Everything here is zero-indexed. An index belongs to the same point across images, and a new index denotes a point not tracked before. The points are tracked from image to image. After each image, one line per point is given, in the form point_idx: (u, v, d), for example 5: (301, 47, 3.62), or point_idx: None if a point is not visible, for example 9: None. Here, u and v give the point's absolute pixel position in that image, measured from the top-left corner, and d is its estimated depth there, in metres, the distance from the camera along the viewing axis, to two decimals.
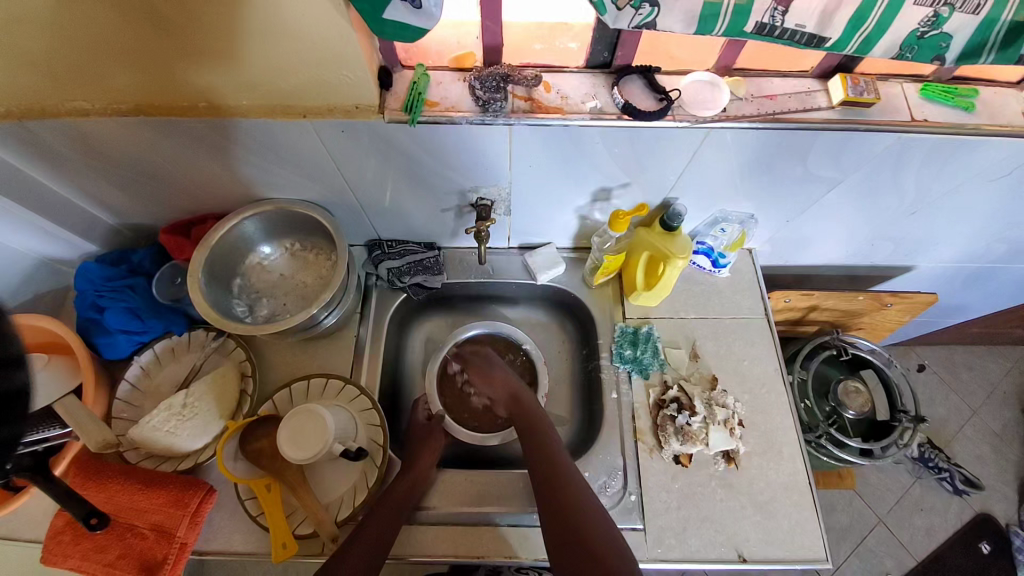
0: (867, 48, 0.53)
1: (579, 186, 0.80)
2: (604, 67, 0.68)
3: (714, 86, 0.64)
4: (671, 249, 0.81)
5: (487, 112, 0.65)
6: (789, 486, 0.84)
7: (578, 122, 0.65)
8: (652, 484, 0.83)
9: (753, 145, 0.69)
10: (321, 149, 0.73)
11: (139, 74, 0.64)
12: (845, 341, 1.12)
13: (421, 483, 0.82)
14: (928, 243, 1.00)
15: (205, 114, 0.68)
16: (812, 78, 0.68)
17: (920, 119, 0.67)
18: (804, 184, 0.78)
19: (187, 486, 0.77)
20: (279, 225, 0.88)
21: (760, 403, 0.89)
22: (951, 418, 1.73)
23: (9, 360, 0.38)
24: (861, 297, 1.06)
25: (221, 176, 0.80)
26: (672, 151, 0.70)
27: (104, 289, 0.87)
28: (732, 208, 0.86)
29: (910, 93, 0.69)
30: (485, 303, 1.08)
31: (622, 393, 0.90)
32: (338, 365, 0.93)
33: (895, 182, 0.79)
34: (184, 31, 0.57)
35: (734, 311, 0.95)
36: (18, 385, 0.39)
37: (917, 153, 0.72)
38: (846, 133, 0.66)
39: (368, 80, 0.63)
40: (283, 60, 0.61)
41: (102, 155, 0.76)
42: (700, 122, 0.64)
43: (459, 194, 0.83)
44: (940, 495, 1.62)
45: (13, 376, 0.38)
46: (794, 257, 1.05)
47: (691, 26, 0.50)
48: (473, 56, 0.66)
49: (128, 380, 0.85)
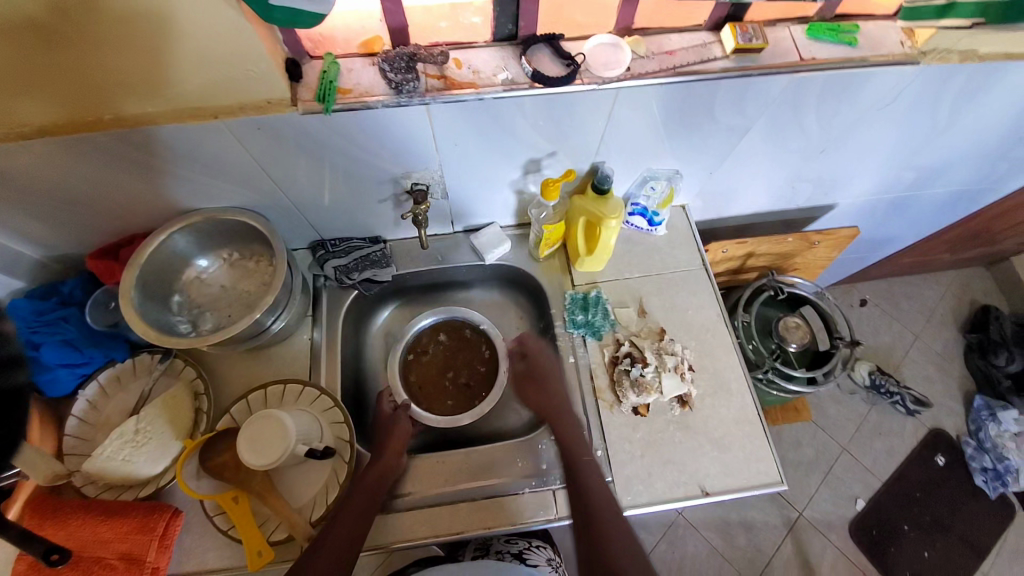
0: None
1: (509, 160, 0.81)
2: (510, 39, 0.69)
3: (617, 47, 0.68)
4: (604, 211, 0.85)
5: (401, 94, 0.65)
6: (740, 419, 0.89)
7: (492, 95, 0.66)
8: (616, 437, 0.87)
9: (662, 101, 0.73)
10: (241, 151, 0.72)
11: (35, 93, 0.61)
12: (779, 282, 1.18)
13: (391, 471, 0.83)
14: (845, 179, 1.08)
15: (113, 127, 0.66)
16: (705, 31, 0.72)
17: (809, 58, 0.72)
18: (719, 135, 0.83)
19: (151, 511, 0.76)
20: (212, 236, 0.86)
21: (707, 347, 0.94)
22: (897, 345, 1.87)
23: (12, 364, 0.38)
24: (792, 238, 1.13)
25: (143, 192, 0.78)
26: (587, 115, 0.73)
27: (38, 324, 0.83)
28: (658, 166, 0.90)
29: (798, 35, 0.74)
30: (439, 291, 1.09)
31: (579, 356, 0.94)
32: (294, 370, 0.92)
33: (800, 123, 0.84)
34: (72, 40, 0.55)
35: (674, 265, 1.00)
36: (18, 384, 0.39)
37: (813, 93, 0.77)
38: (743, 79, 0.70)
39: (275, 74, 0.63)
40: (184, 61, 0.59)
41: (10, 184, 0.72)
42: (605, 84, 0.67)
43: (392, 182, 0.83)
44: (893, 417, 1.75)
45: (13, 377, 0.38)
46: (727, 209, 1.11)
47: None
48: (380, 39, 0.67)
49: (75, 415, 0.82)
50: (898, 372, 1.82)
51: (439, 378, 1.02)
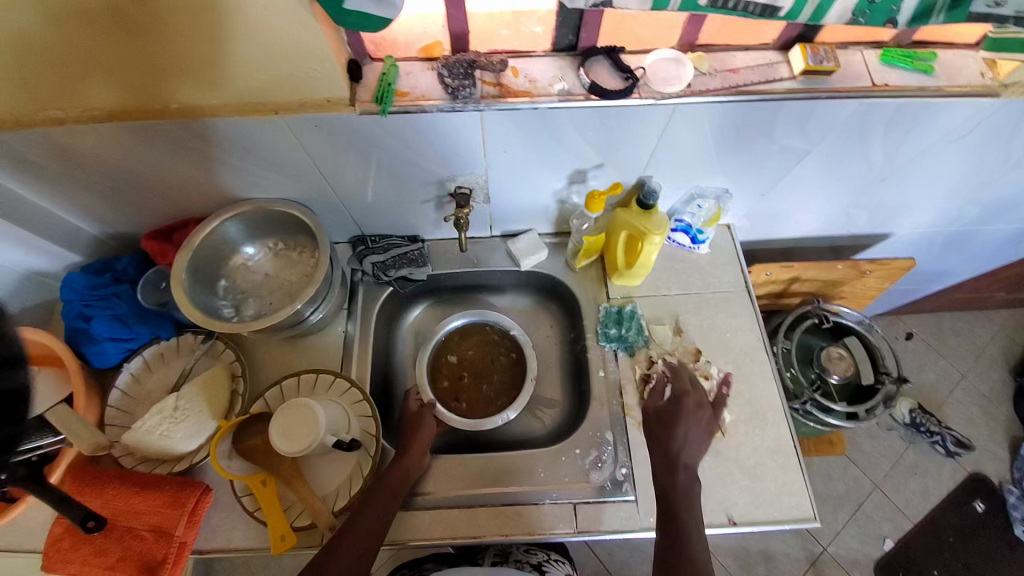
0: (820, 14, 0.55)
1: (556, 170, 0.81)
2: (569, 50, 0.69)
3: (678, 63, 0.66)
4: (648, 227, 0.82)
5: (456, 99, 0.66)
6: (774, 450, 0.86)
7: (547, 104, 0.66)
8: (643, 457, 0.85)
9: (721, 118, 0.70)
10: (296, 145, 0.74)
11: (112, 80, 0.64)
12: (825, 310, 1.15)
13: (414, 471, 0.83)
14: (903, 209, 1.02)
15: (179, 117, 0.68)
16: (772, 50, 0.70)
17: (880, 83, 0.69)
18: (774, 156, 0.80)
19: (182, 487, 0.78)
20: (260, 225, 0.89)
21: (743, 373, 0.91)
22: (941, 383, 1.77)
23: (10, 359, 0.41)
24: (840, 266, 1.08)
25: (200, 178, 0.80)
26: (641, 130, 0.72)
27: (91, 299, 0.87)
28: (707, 184, 0.87)
29: (870, 59, 0.71)
30: (472, 293, 1.09)
31: (610, 370, 0.92)
32: (328, 361, 0.94)
33: (863, 149, 0.80)
34: (149, 32, 0.57)
35: (715, 285, 0.97)
36: (16, 385, 0.41)
37: (882, 119, 0.73)
38: (810, 102, 0.68)
39: (337, 74, 0.64)
40: (251, 57, 0.61)
41: (80, 164, 0.76)
42: (664, 99, 0.66)
43: (437, 184, 0.83)
44: (932, 458, 1.66)
45: (15, 375, 0.41)
46: (774, 231, 1.07)
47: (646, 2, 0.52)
48: (440, 44, 0.67)
49: (118, 388, 0.87)
50: (940, 412, 1.72)
51: (466, 380, 1.02)
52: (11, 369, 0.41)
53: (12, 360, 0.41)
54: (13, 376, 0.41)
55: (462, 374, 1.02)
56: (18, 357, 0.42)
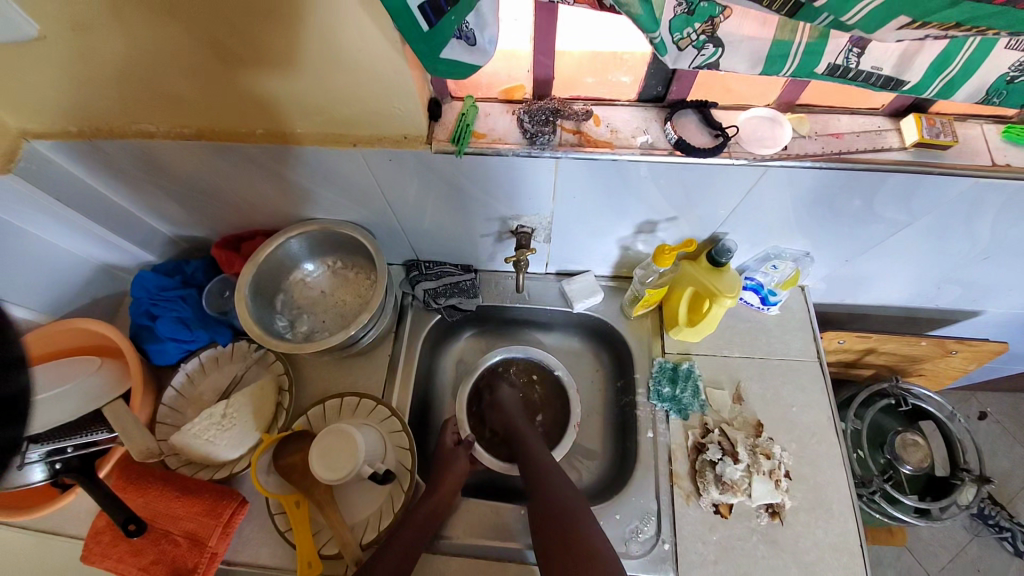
0: (949, 92, 0.49)
1: (623, 218, 0.77)
2: (656, 101, 0.66)
3: (775, 122, 0.62)
4: (718, 287, 0.78)
5: (534, 145, 0.64)
6: (838, 547, 0.78)
7: (628, 157, 0.63)
8: (687, 533, 0.79)
9: (814, 184, 0.65)
10: (367, 174, 0.74)
11: (203, 104, 0.67)
12: (906, 390, 1.03)
13: (442, 509, 0.81)
14: (1003, 289, 0.92)
15: (262, 141, 0.71)
16: (881, 116, 0.64)
17: (1003, 162, 0.61)
18: (865, 225, 0.73)
19: (220, 496, 0.78)
20: (322, 244, 0.90)
21: (808, 454, 0.83)
22: (1016, 473, 1.59)
23: (8, 361, 0.35)
24: (924, 342, 0.98)
25: (271, 195, 0.82)
26: (724, 188, 0.67)
27: (158, 298, 0.91)
28: (786, 246, 0.81)
29: (992, 135, 0.63)
30: (520, 328, 1.06)
31: (659, 433, 0.86)
32: (370, 384, 0.93)
33: (969, 228, 0.72)
34: (245, 63, 0.59)
35: (782, 352, 0.90)
36: (16, 389, 0.36)
37: (997, 200, 0.66)
38: (919, 176, 0.61)
39: (417, 111, 0.64)
40: (336, 90, 0.62)
41: (165, 174, 0.79)
42: (758, 161, 0.61)
43: (500, 222, 0.82)
44: (999, 556, 1.49)
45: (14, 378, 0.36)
46: (850, 297, 0.98)
47: (757, 66, 0.47)
48: (523, 88, 0.66)
49: (173, 387, 0.89)
50: (1012, 505, 1.55)
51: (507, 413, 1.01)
52: (9, 373, 0.35)
53: (12, 361, 0.36)
54: (11, 380, 0.35)
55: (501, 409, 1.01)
56: (21, 358, 0.37)
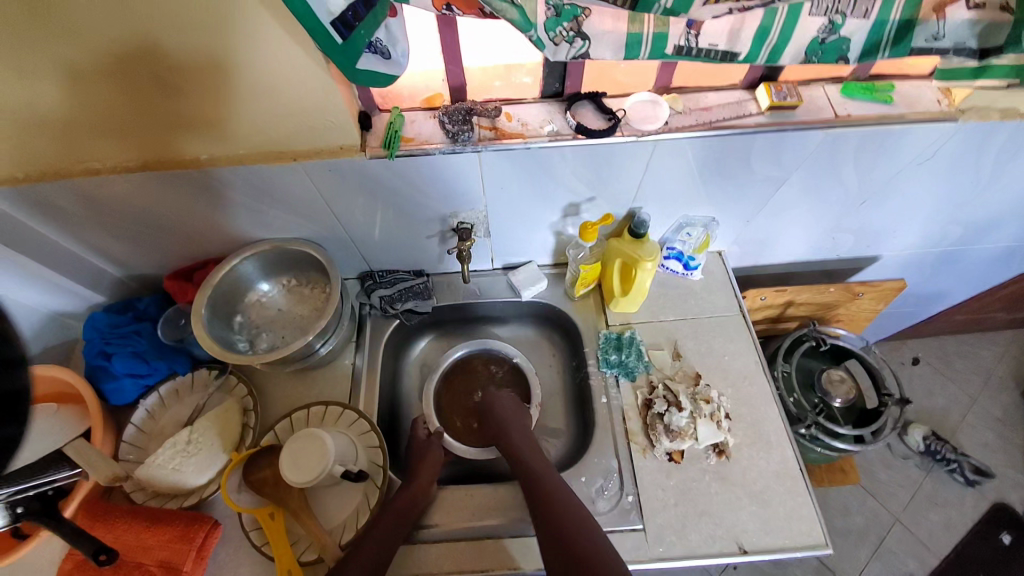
0: (776, 57, 0.61)
1: (550, 204, 0.87)
2: (556, 96, 0.77)
3: (654, 103, 0.74)
4: (639, 254, 0.88)
5: (456, 142, 0.73)
6: (781, 474, 0.86)
7: (538, 144, 0.73)
8: (648, 482, 0.85)
9: (698, 152, 0.77)
10: (311, 188, 0.81)
11: (144, 136, 0.72)
12: (822, 332, 1.16)
13: (422, 498, 0.83)
14: (885, 232, 1.07)
15: (207, 165, 0.76)
16: (740, 90, 0.77)
17: (843, 114, 0.75)
18: (753, 185, 0.86)
19: (192, 521, 0.79)
20: (275, 264, 0.94)
21: (744, 395, 0.93)
22: (953, 409, 1.76)
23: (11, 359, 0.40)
24: (832, 289, 1.11)
25: (221, 221, 0.87)
26: (625, 165, 0.78)
27: (111, 337, 0.91)
28: (695, 213, 0.93)
29: (832, 94, 0.78)
30: (477, 325, 1.13)
31: (611, 397, 0.94)
32: (335, 393, 0.96)
33: (837, 176, 0.86)
34: (185, 92, 0.65)
35: (710, 310, 1.01)
36: (18, 385, 0.40)
37: (848, 148, 0.80)
38: (778, 134, 0.74)
39: (349, 123, 0.71)
40: (272, 109, 0.69)
41: (110, 211, 0.83)
42: (645, 136, 0.72)
43: (440, 221, 0.89)
44: (953, 488, 1.63)
45: (15, 376, 0.40)
46: (764, 257, 1.11)
47: (619, 52, 0.58)
48: (441, 96, 0.75)
49: (133, 423, 0.89)
50: (954, 438, 1.70)
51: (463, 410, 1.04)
52: (10, 370, 0.39)
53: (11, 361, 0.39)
54: (13, 377, 0.39)
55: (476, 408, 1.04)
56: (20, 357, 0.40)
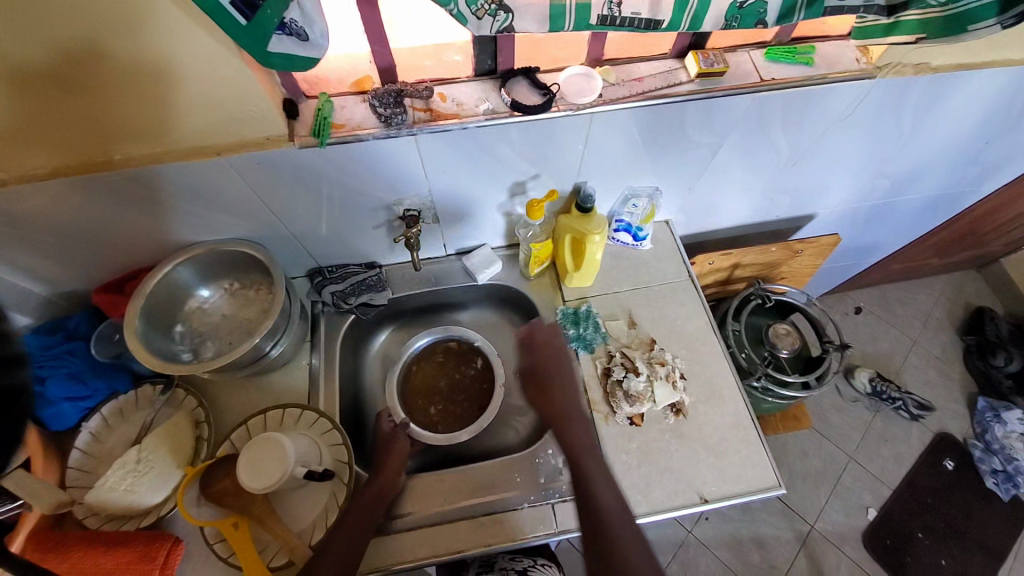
0: (699, 23, 0.63)
1: (495, 184, 0.86)
2: (490, 74, 0.75)
3: (588, 77, 0.73)
4: (586, 228, 0.90)
5: (390, 127, 0.70)
6: (735, 425, 0.91)
7: (475, 124, 0.71)
8: (612, 447, 0.88)
9: (634, 123, 0.78)
10: (242, 185, 0.76)
11: (43, 139, 0.65)
12: (766, 290, 1.22)
13: (389, 491, 0.83)
14: (819, 190, 1.13)
15: (123, 167, 0.70)
16: (670, 58, 0.78)
17: (769, 78, 0.78)
18: (690, 151, 0.88)
19: (152, 540, 0.76)
20: (214, 267, 0.89)
21: (696, 355, 0.97)
22: (894, 352, 1.90)
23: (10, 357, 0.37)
24: (774, 248, 1.17)
25: (149, 227, 0.82)
26: (566, 139, 0.78)
27: (43, 359, 0.85)
28: (638, 184, 0.95)
29: (757, 58, 0.80)
30: (436, 313, 1.12)
31: (572, 369, 0.96)
32: (293, 395, 0.94)
33: (770, 139, 0.90)
34: (84, 88, 0.60)
35: (661, 277, 1.04)
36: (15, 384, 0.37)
37: (776, 111, 0.83)
38: (709, 100, 0.76)
39: (273, 111, 0.68)
40: (188, 103, 0.65)
41: (17, 225, 0.76)
42: (581, 109, 0.73)
43: (385, 209, 0.87)
44: (899, 424, 1.78)
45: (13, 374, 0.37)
46: (709, 222, 1.15)
47: (544, 25, 0.57)
48: (369, 78, 0.72)
49: (78, 448, 0.84)
50: (897, 378, 1.85)
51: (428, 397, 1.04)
52: (11, 368, 0.36)
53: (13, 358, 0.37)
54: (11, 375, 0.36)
55: (440, 395, 1.04)
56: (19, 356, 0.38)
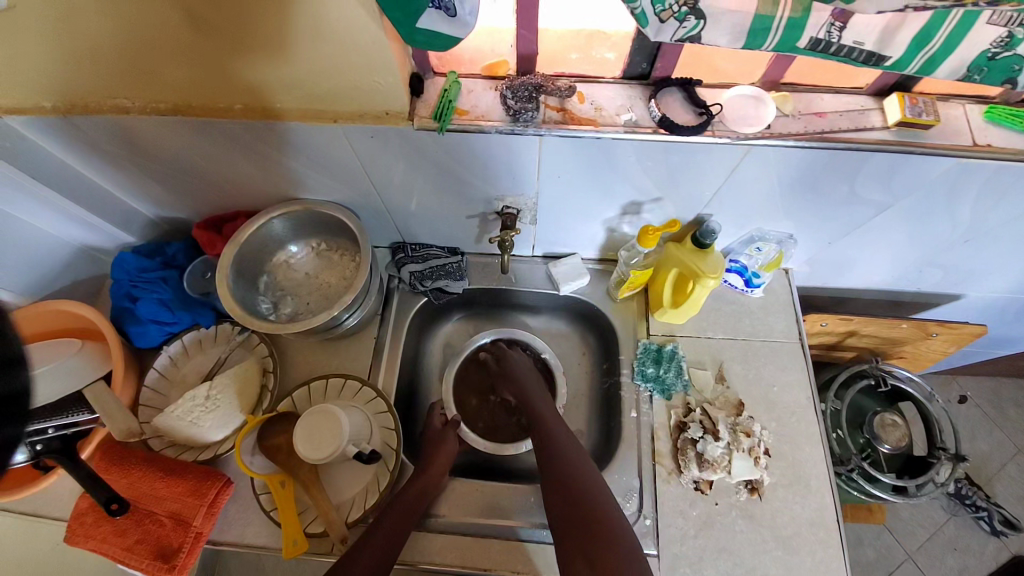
0: (930, 69, 0.49)
1: (609, 198, 0.77)
2: (642, 78, 0.65)
3: (758, 101, 0.62)
4: (702, 268, 0.78)
5: (517, 122, 0.63)
6: (815, 522, 0.80)
7: (611, 135, 0.63)
8: (669, 508, 0.81)
9: (796, 164, 0.65)
10: (350, 153, 0.73)
11: (178, 77, 0.65)
12: (884, 371, 1.06)
13: (430, 491, 0.81)
14: (982, 272, 0.93)
15: (240, 116, 0.69)
16: (866, 95, 0.64)
17: (983, 143, 0.62)
18: (848, 206, 0.74)
19: (203, 477, 0.78)
20: (306, 226, 0.89)
21: (789, 432, 0.85)
22: (993, 456, 1.64)
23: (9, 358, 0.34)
24: (905, 325, 0.99)
25: (254, 175, 0.81)
26: (707, 167, 0.67)
27: (138, 280, 0.90)
28: (770, 228, 0.82)
29: (973, 116, 0.64)
30: (507, 311, 1.06)
31: (642, 412, 0.87)
32: (355, 366, 0.93)
33: (952, 209, 0.73)
34: (220, 33, 0.57)
35: (766, 334, 0.91)
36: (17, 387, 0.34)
37: (976, 182, 0.67)
38: (900, 155, 0.62)
39: (399, 87, 0.63)
40: (316, 64, 0.61)
41: (141, 152, 0.77)
42: (740, 139, 0.61)
43: (485, 202, 0.81)
44: (975, 535, 1.55)
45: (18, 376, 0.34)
46: (835, 280, 1.00)
47: (739, 40, 0.47)
48: (506, 63, 0.65)
49: (156, 368, 0.88)
50: (989, 486, 1.60)
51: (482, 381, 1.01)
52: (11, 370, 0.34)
53: (12, 359, 0.34)
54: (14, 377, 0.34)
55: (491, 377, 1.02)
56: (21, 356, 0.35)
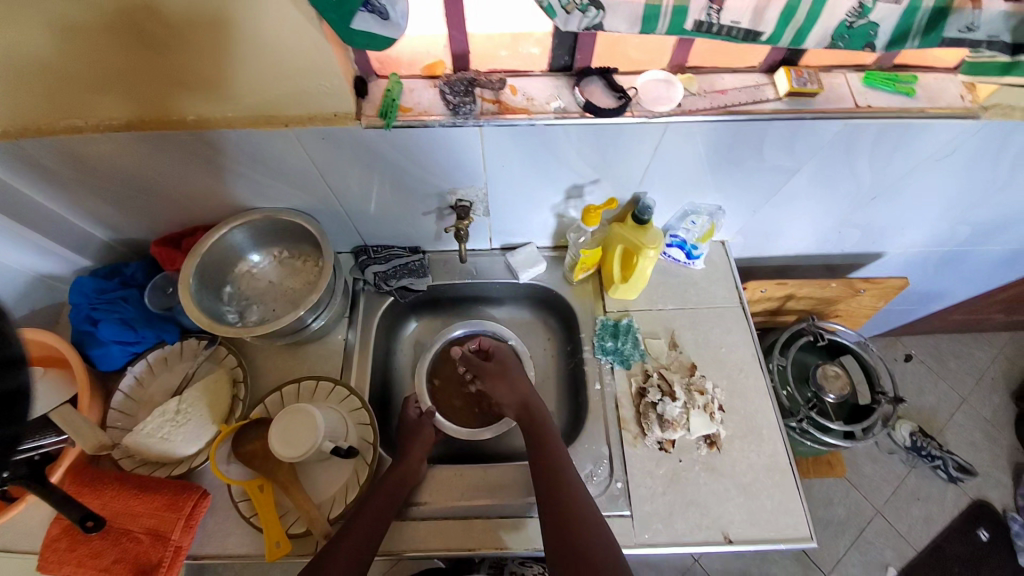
0: (801, 40, 0.58)
1: (552, 184, 0.83)
2: (565, 70, 0.73)
3: (668, 83, 0.70)
4: (641, 241, 0.85)
5: (457, 115, 0.69)
6: (770, 467, 0.86)
7: (544, 121, 0.69)
8: (637, 469, 0.85)
9: (710, 138, 0.74)
10: (305, 158, 0.77)
11: (130, 93, 0.67)
12: (820, 328, 1.15)
13: (410, 478, 0.83)
14: (893, 229, 1.04)
15: (193, 128, 0.72)
16: (758, 72, 0.74)
17: (864, 104, 0.72)
18: (764, 173, 0.83)
19: (180, 490, 0.78)
20: (267, 234, 0.91)
21: (739, 387, 0.92)
22: (940, 407, 1.77)
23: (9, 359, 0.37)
24: (834, 284, 1.09)
25: (211, 188, 0.84)
26: (634, 145, 0.75)
27: (98, 302, 0.89)
28: (699, 200, 0.90)
29: (854, 82, 0.74)
30: (472, 305, 1.11)
31: (605, 384, 0.93)
32: (326, 368, 0.95)
33: (851, 168, 0.83)
34: (170, 47, 0.61)
35: (710, 300, 0.99)
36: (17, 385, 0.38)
37: (865, 141, 0.77)
38: (796, 122, 0.71)
39: (345, 89, 0.68)
40: (263, 71, 0.65)
41: (97, 173, 0.79)
42: (656, 117, 0.69)
43: (438, 196, 0.86)
44: (934, 483, 1.65)
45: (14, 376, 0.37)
46: (767, 249, 1.09)
47: (635, 25, 0.55)
48: (443, 64, 0.72)
49: (122, 389, 0.88)
50: (940, 436, 1.72)
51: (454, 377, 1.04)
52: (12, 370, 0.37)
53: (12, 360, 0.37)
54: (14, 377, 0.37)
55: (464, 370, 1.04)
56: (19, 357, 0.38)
